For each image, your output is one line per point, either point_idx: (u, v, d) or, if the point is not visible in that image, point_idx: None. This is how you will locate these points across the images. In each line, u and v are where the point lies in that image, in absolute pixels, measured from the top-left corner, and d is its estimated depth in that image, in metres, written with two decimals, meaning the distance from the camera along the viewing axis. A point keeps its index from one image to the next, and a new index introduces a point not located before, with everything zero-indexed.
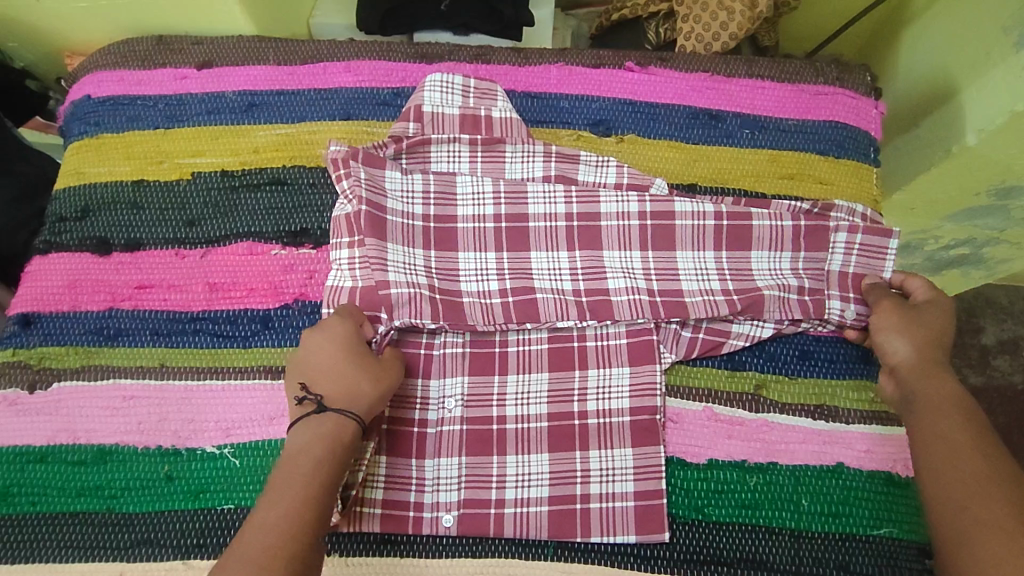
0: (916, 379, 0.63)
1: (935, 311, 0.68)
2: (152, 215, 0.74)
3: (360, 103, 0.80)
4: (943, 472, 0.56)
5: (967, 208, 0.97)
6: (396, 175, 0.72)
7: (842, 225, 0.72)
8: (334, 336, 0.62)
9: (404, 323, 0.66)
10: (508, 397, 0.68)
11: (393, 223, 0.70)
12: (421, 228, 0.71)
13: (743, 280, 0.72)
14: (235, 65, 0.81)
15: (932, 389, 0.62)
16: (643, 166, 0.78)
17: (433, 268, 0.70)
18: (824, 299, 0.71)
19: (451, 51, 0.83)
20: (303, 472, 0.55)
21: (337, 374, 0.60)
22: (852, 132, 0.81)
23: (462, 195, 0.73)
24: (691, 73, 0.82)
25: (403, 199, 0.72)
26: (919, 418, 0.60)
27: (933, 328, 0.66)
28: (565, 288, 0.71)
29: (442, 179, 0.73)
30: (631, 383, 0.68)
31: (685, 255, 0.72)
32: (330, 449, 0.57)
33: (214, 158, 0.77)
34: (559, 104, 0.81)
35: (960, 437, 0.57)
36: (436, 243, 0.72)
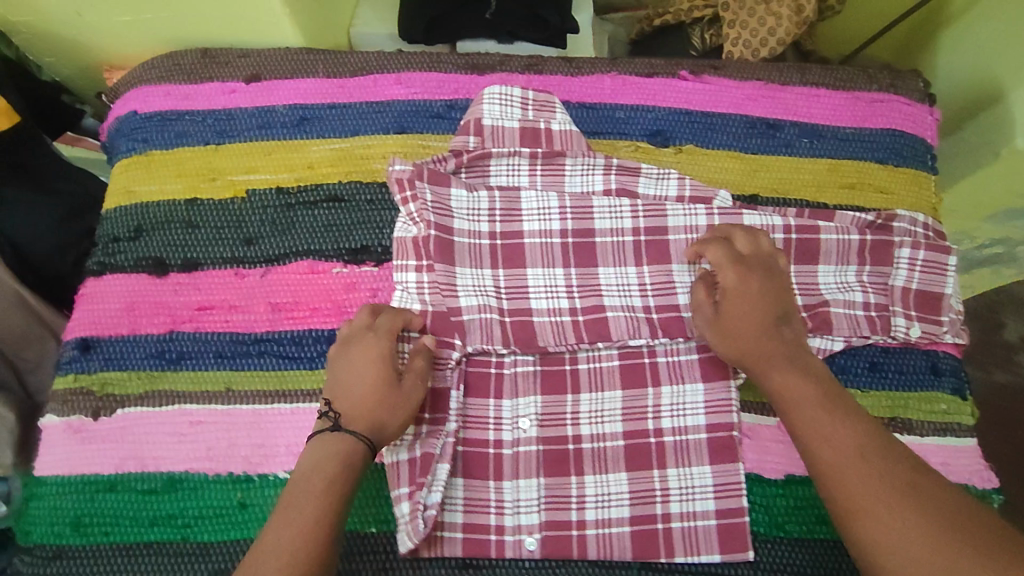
0: (768, 379, 0.62)
1: (744, 293, 0.64)
2: (208, 234, 0.73)
3: (412, 116, 0.79)
4: (839, 469, 0.55)
5: (1013, 210, 0.97)
6: (462, 193, 0.71)
7: (907, 240, 0.73)
8: (367, 356, 0.61)
9: (478, 349, 0.67)
10: (581, 416, 0.67)
11: (460, 245, 0.70)
12: (487, 248, 0.71)
13: (810, 296, 0.72)
14: (284, 78, 0.79)
15: (791, 378, 0.61)
16: (702, 177, 0.78)
17: (503, 288, 0.71)
18: (889, 316, 0.72)
19: (502, 61, 0.82)
20: (314, 496, 0.54)
21: (367, 398, 0.59)
22: (909, 140, 0.80)
23: (528, 210, 0.72)
24: (746, 82, 0.81)
25: (469, 217, 0.71)
26: (791, 415, 0.59)
27: (747, 319, 0.63)
28: (635, 305, 0.71)
29: (507, 196, 0.72)
30: (705, 400, 0.68)
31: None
32: (342, 471, 0.56)
33: (268, 174, 0.75)
34: (614, 115, 0.80)
35: (842, 426, 0.57)
36: (503, 262, 0.71)
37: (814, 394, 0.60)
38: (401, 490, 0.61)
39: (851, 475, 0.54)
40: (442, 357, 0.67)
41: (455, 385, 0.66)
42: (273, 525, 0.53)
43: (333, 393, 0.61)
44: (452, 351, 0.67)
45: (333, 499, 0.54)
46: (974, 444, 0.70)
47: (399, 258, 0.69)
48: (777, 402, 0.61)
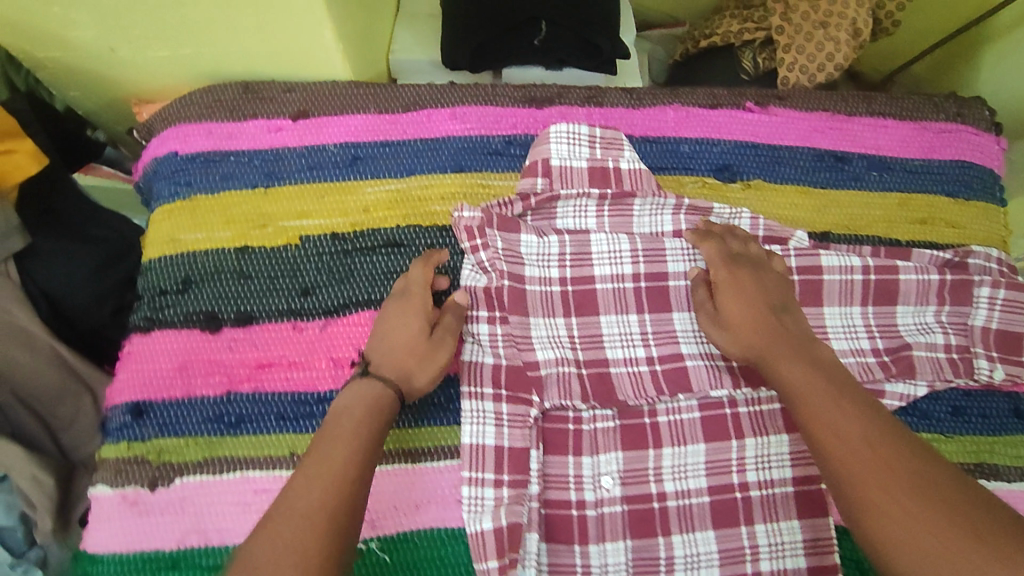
0: (776, 369, 0.59)
1: (736, 285, 0.64)
2: (261, 285, 0.69)
3: (469, 153, 0.75)
4: (846, 456, 0.52)
5: None
6: (532, 239, 0.69)
7: (987, 280, 0.71)
8: (404, 308, 0.63)
9: (556, 405, 0.65)
10: (664, 472, 0.66)
11: (532, 293, 0.69)
12: (559, 295, 0.69)
13: (891, 338, 0.70)
14: (334, 114, 0.75)
15: (798, 369, 0.58)
16: (772, 214, 0.75)
17: (577, 338, 0.68)
18: (972, 358, 0.70)
19: (560, 93, 0.78)
20: (342, 439, 0.54)
21: (400, 347, 0.60)
22: (978, 172, 0.78)
23: (598, 253, 0.70)
24: (812, 113, 0.78)
25: (539, 263, 0.69)
26: (798, 408, 0.56)
27: (744, 311, 0.63)
28: (715, 353, 0.68)
29: (577, 240, 0.70)
30: (790, 452, 0.67)
31: (833, 311, 0.70)
32: (371, 416, 0.56)
33: (322, 218, 0.72)
34: (678, 149, 0.77)
35: (848, 418, 0.54)
36: (576, 309, 0.69)
37: (822, 386, 0.57)
38: (491, 561, 0.60)
39: (860, 466, 0.51)
40: (520, 413, 0.64)
41: (534, 444, 0.64)
42: (295, 478, 0.51)
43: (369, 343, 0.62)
44: (530, 408, 0.65)
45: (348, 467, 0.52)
46: None
47: (470, 309, 0.66)
48: (782, 395, 0.59)
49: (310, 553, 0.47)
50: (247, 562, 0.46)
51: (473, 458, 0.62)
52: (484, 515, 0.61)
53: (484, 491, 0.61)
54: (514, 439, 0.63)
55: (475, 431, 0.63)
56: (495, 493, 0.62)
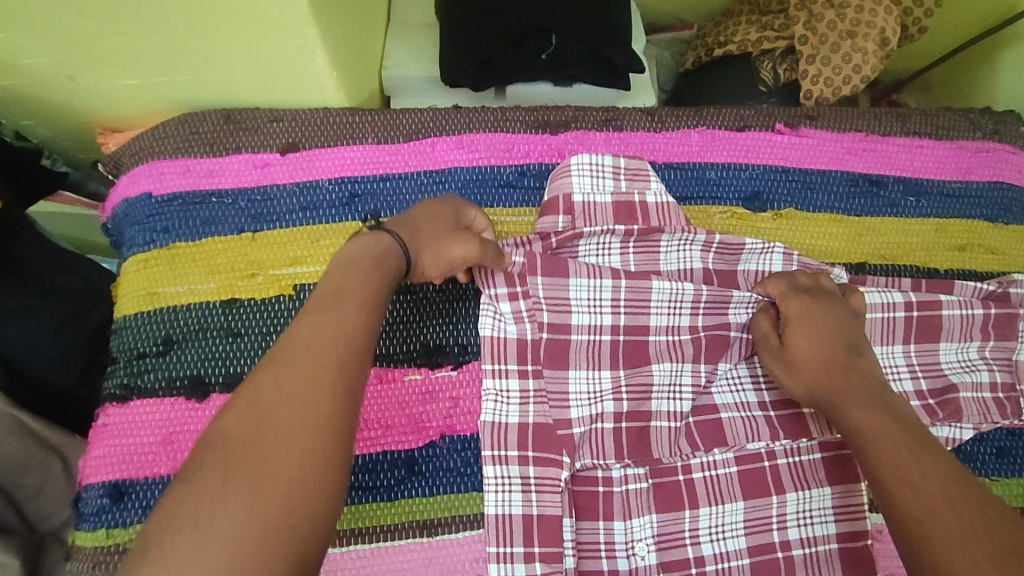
0: (846, 412, 0.53)
1: (804, 322, 0.58)
2: (253, 343, 0.62)
3: (478, 186, 0.69)
4: (919, 514, 0.45)
5: None
6: (582, 281, 0.63)
7: None
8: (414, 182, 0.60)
9: (586, 466, 0.60)
10: (701, 533, 0.60)
11: (578, 343, 0.63)
12: (609, 344, 0.63)
13: (935, 378, 0.66)
14: (327, 146, 0.69)
15: (872, 415, 0.52)
16: (805, 245, 0.70)
17: (623, 390, 0.62)
18: (1020, 397, 0.66)
19: (575, 117, 0.72)
20: (352, 293, 0.49)
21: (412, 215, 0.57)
22: (1016, 194, 0.74)
23: (657, 301, 0.64)
24: (844, 133, 0.73)
25: (590, 309, 0.63)
26: (869, 455, 0.50)
27: (814, 351, 0.57)
28: (750, 402, 0.64)
29: (634, 285, 0.63)
30: (833, 505, 0.61)
31: (882, 351, 0.66)
32: (380, 266, 0.52)
33: (318, 264, 0.65)
34: (704, 175, 0.71)
35: (924, 461, 0.47)
36: (624, 361, 0.63)
37: (896, 428, 0.50)
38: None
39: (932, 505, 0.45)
40: (550, 477, 0.59)
41: (566, 511, 0.59)
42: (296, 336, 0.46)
43: None
44: (561, 470, 0.59)
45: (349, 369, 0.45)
46: None
47: (496, 361, 0.61)
48: (851, 442, 0.52)
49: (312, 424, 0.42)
50: (247, 410, 0.42)
51: (499, 531, 0.57)
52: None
53: (514, 570, 0.56)
54: (545, 506, 0.58)
55: (501, 500, 0.58)
56: (528, 571, 0.56)
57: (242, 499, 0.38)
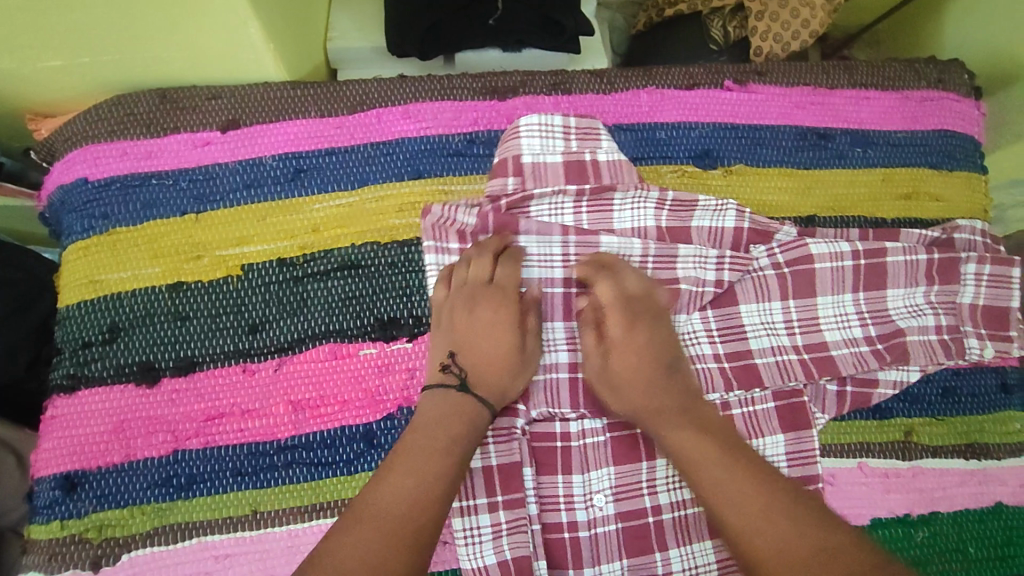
0: (666, 434, 0.56)
1: (630, 341, 0.60)
2: (201, 326, 0.61)
3: (427, 155, 0.68)
4: (747, 527, 0.49)
5: None
6: (533, 236, 0.64)
7: (973, 256, 0.69)
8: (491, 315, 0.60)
9: (542, 414, 0.61)
10: (658, 483, 0.61)
11: (532, 295, 0.65)
12: (559, 297, 0.64)
13: (883, 323, 0.68)
14: (269, 122, 0.67)
15: (687, 435, 0.55)
16: (754, 200, 0.71)
17: (573, 338, 0.64)
18: (962, 338, 0.68)
19: (523, 81, 0.71)
20: (420, 434, 0.53)
21: (493, 362, 0.59)
22: (960, 140, 0.75)
23: (606, 256, 0.65)
24: (793, 87, 0.73)
25: (540, 265, 0.64)
26: (693, 474, 0.53)
27: (636, 366, 0.59)
28: (706, 354, 0.66)
29: (583, 241, 0.64)
30: (786, 451, 0.63)
31: (827, 299, 0.68)
32: (451, 420, 0.55)
33: (266, 243, 0.64)
34: (654, 135, 0.71)
35: (727, 472, 0.52)
36: (577, 313, 0.64)
37: (702, 446, 0.54)
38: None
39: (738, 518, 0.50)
40: (504, 426, 0.60)
41: (526, 461, 0.59)
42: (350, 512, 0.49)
43: (456, 345, 0.59)
44: (514, 419, 0.60)
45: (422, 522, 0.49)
46: None
47: None
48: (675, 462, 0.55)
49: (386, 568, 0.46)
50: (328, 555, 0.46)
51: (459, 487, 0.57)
52: (485, 550, 0.56)
53: (479, 521, 0.56)
54: (500, 457, 0.58)
55: None
56: (491, 521, 0.57)
57: None
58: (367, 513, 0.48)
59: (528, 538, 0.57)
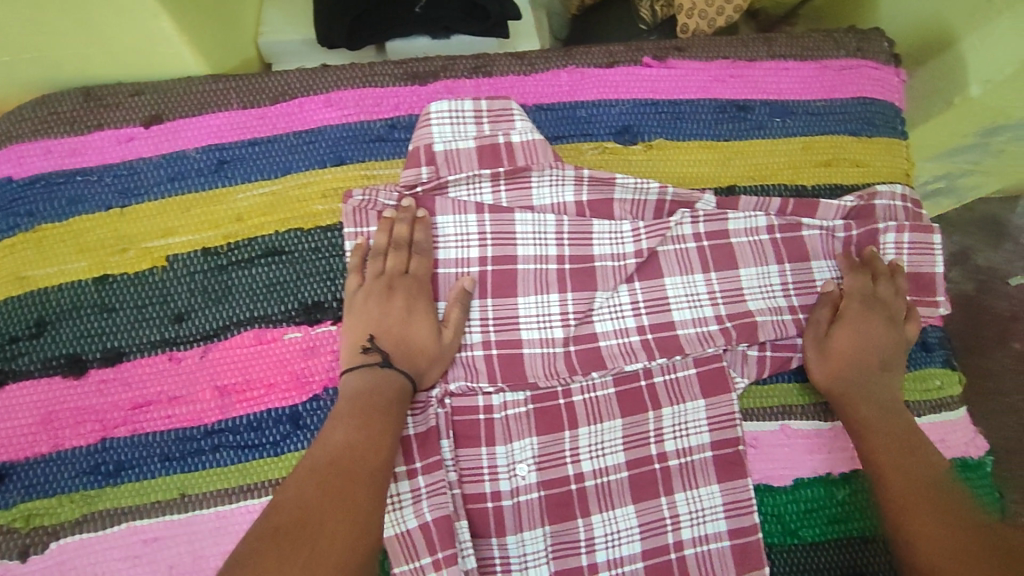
0: (853, 405, 0.63)
1: (858, 322, 0.66)
2: (128, 317, 0.62)
3: (349, 142, 0.69)
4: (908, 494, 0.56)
5: (953, 147, 1.01)
6: (448, 217, 0.66)
7: (892, 226, 0.70)
8: (409, 298, 0.62)
9: (462, 388, 0.63)
10: (581, 451, 0.62)
11: (447, 277, 0.66)
12: (477, 276, 0.65)
13: (807, 294, 0.69)
14: (191, 115, 0.68)
15: (872, 411, 0.63)
16: (677, 174, 0.72)
17: (490, 319, 0.65)
18: None
19: (445, 66, 0.72)
20: (357, 398, 0.56)
21: (412, 344, 0.61)
22: (879, 107, 0.77)
23: (523, 233, 0.66)
24: (712, 61, 0.75)
25: (458, 245, 0.66)
26: (868, 443, 0.61)
27: (859, 347, 0.65)
28: (629, 327, 0.66)
29: (498, 218, 0.66)
30: (707, 417, 0.64)
31: (749, 270, 0.69)
32: (384, 384, 0.58)
33: (190, 233, 0.65)
34: (575, 114, 0.72)
35: (909, 460, 0.59)
36: (493, 290, 0.65)
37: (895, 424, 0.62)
38: (424, 560, 0.56)
39: (911, 493, 0.56)
40: (421, 399, 0.62)
41: (444, 433, 0.61)
42: (298, 470, 0.51)
43: (373, 329, 0.60)
44: (430, 392, 0.62)
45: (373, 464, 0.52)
46: (965, 416, 0.70)
47: None
48: (852, 432, 0.63)
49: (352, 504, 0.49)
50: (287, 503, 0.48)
51: None
52: (406, 515, 0.58)
53: (399, 488, 0.58)
54: (417, 425, 0.61)
55: None
56: (410, 487, 0.58)
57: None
58: (325, 465, 0.51)
59: (448, 499, 0.58)
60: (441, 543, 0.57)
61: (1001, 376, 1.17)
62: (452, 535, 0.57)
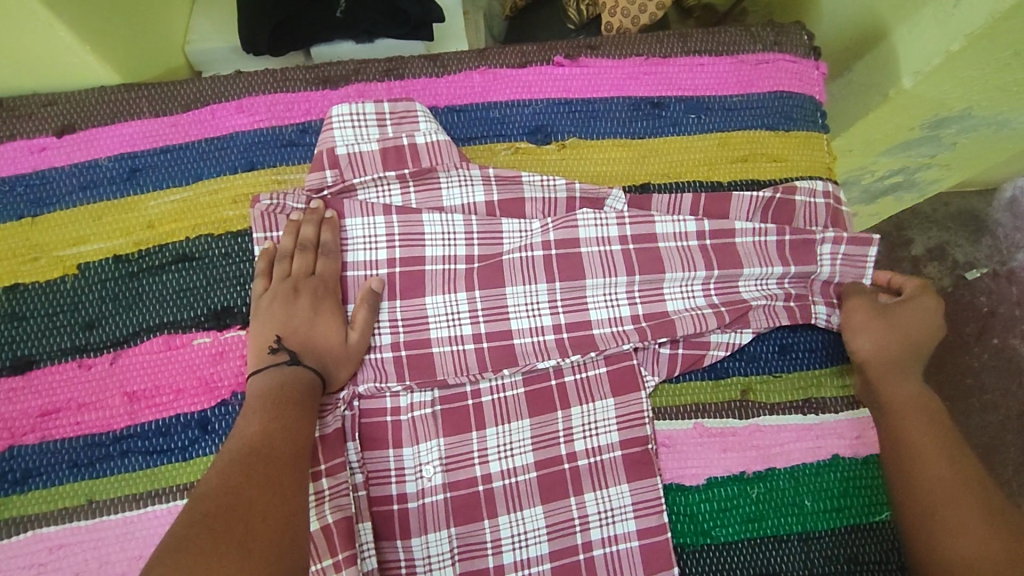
0: (889, 377, 0.64)
1: (908, 312, 0.67)
2: (38, 325, 0.63)
3: (261, 147, 0.69)
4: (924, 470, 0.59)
5: (902, 142, 0.98)
6: (357, 220, 0.67)
7: (828, 236, 0.69)
8: (315, 300, 0.63)
9: (370, 389, 0.63)
10: (489, 452, 0.63)
11: (356, 279, 0.66)
12: (385, 277, 0.66)
13: (728, 294, 0.69)
14: (104, 125, 0.68)
15: (908, 388, 0.64)
16: (589, 172, 0.72)
17: (399, 320, 0.66)
18: (810, 307, 0.69)
19: (356, 70, 0.73)
20: (272, 390, 0.57)
21: (319, 343, 0.61)
22: (797, 101, 0.77)
23: (432, 235, 0.67)
24: (625, 59, 0.75)
25: (365, 247, 0.66)
26: (897, 420, 0.62)
27: (907, 327, 0.66)
28: (545, 325, 0.66)
29: (407, 220, 0.67)
30: (616, 415, 0.64)
31: (674, 277, 0.68)
32: (295, 378, 0.58)
33: (101, 242, 0.66)
34: (488, 115, 0.73)
35: (929, 437, 0.60)
36: (402, 292, 0.66)
37: (931, 420, 0.62)
38: (325, 562, 0.57)
39: (934, 470, 0.59)
40: (332, 401, 0.62)
41: (350, 435, 0.62)
42: (219, 461, 0.51)
43: (282, 329, 0.60)
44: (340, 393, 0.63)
45: (292, 450, 0.53)
46: None
47: None
48: (875, 391, 0.64)
49: (279, 489, 0.50)
50: (211, 490, 0.48)
51: None
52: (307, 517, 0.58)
53: None
54: (326, 425, 0.61)
55: None
56: (315, 488, 0.59)
57: (243, 559, 0.44)
58: (253, 454, 0.51)
59: (350, 501, 0.59)
60: (343, 545, 0.57)
61: (979, 373, 1.19)
62: (353, 536, 0.58)
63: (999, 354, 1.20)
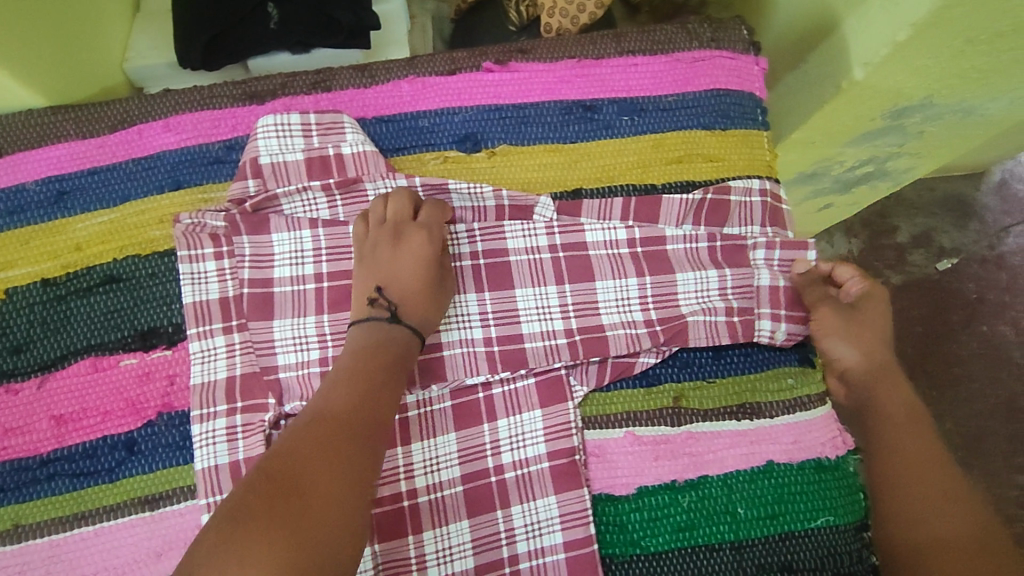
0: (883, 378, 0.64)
1: (866, 311, 0.66)
2: None
3: (187, 166, 0.69)
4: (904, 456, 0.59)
5: (865, 132, 0.95)
6: (284, 235, 0.66)
7: (760, 241, 0.69)
8: (420, 249, 0.62)
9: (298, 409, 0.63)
10: (415, 467, 0.62)
11: (282, 295, 0.65)
12: (313, 292, 0.65)
13: (665, 308, 0.68)
14: (30, 149, 0.69)
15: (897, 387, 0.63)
16: (519, 179, 0.71)
17: (327, 334, 0.64)
18: (755, 320, 0.68)
19: (284, 83, 0.72)
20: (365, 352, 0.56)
21: (416, 292, 0.61)
22: (735, 99, 0.75)
23: None
24: (557, 62, 0.74)
25: (291, 261, 0.66)
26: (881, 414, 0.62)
27: (867, 328, 0.65)
28: (475, 338, 0.66)
29: (333, 233, 0.66)
30: (544, 427, 0.64)
31: (605, 284, 0.68)
32: (391, 338, 0.58)
33: (28, 266, 0.66)
34: (416, 124, 0.72)
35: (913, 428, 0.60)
36: (329, 306, 0.65)
37: (917, 434, 0.60)
38: None
39: (913, 459, 0.58)
40: (255, 422, 0.62)
41: None
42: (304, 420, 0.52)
43: (382, 280, 0.61)
44: (266, 413, 0.62)
45: (371, 414, 0.53)
46: (825, 414, 0.67)
47: (199, 324, 0.64)
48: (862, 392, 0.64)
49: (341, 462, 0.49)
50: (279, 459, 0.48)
51: (206, 483, 0.60)
52: None
53: None
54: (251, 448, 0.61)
55: (205, 454, 0.61)
56: None
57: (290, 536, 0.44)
58: (347, 419, 0.52)
59: None
60: None
61: (966, 362, 1.16)
62: None
63: (984, 342, 1.17)
